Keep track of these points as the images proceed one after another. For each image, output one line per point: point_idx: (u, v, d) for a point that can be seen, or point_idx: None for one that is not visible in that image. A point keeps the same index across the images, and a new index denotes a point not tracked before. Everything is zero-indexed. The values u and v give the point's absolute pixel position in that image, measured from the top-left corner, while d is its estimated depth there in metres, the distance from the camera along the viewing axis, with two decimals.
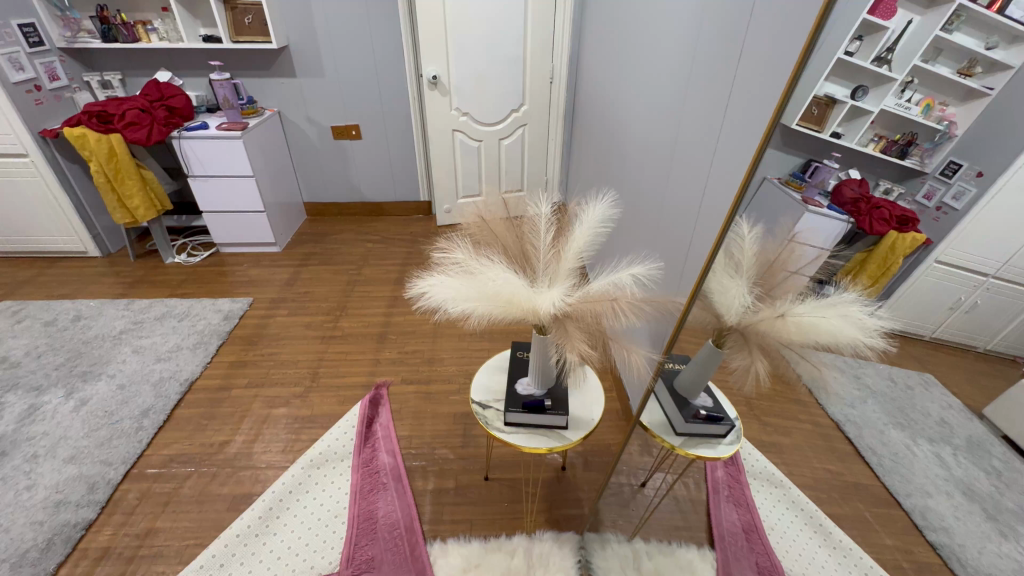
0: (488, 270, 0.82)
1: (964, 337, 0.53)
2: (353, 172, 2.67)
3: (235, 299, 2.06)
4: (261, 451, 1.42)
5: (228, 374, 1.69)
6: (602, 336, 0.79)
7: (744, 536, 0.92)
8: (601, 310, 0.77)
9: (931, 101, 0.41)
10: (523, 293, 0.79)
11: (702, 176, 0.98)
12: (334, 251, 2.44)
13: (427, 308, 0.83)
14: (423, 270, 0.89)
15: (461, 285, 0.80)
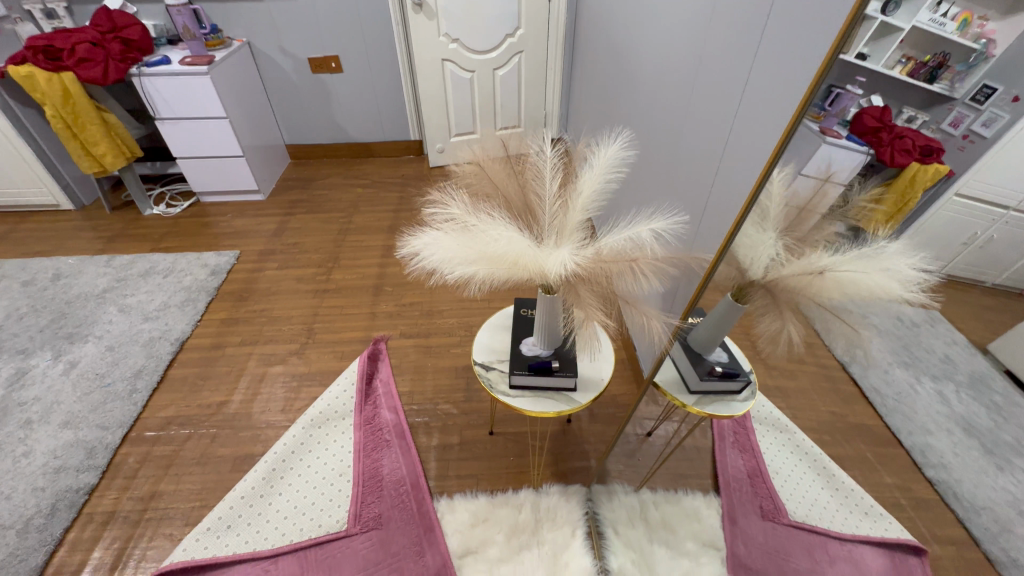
0: (488, 227, 0.73)
1: (971, 272, 0.52)
2: (335, 110, 2.46)
3: (220, 253, 1.96)
4: (260, 411, 1.39)
5: (221, 332, 1.63)
6: (616, 300, 0.72)
7: (749, 480, 1.05)
8: (617, 272, 0.69)
9: (968, 16, 0.39)
10: (528, 255, 0.70)
11: (731, 110, 0.86)
12: (323, 197, 2.31)
13: (419, 272, 0.75)
14: (414, 227, 0.80)
15: (457, 245, 0.71)
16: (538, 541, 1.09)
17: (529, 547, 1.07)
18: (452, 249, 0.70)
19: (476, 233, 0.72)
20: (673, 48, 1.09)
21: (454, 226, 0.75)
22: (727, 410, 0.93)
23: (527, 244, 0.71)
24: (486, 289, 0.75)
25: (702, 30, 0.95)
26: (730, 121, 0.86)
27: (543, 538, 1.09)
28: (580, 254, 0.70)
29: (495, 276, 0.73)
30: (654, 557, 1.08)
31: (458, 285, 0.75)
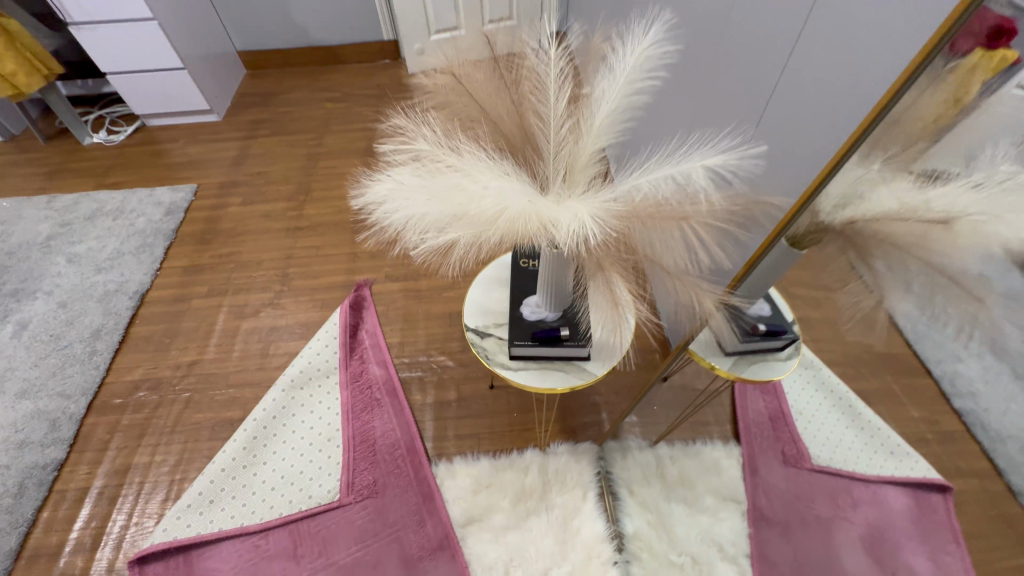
0: (472, 173, 0.53)
1: None
2: (290, 3, 2.06)
3: (175, 188, 1.72)
4: (236, 370, 1.25)
5: (184, 282, 1.45)
6: (649, 269, 0.54)
7: (770, 424, 1.08)
8: (660, 232, 0.50)
9: None
10: (534, 212, 0.51)
11: None
12: (288, 116, 2.01)
13: (377, 237, 0.56)
14: (370, 170, 0.59)
15: (425, 200, 0.51)
16: (547, 505, 1.01)
17: (536, 513, 1.00)
18: (419, 207, 0.51)
19: (453, 180, 0.52)
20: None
21: (421, 169, 0.54)
22: (763, 370, 0.80)
23: (526, 199, 0.52)
24: (469, 261, 0.57)
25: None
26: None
27: (553, 502, 1.01)
28: (604, 211, 0.51)
29: (482, 243, 0.55)
30: (671, 516, 1.02)
31: (433, 256, 0.57)
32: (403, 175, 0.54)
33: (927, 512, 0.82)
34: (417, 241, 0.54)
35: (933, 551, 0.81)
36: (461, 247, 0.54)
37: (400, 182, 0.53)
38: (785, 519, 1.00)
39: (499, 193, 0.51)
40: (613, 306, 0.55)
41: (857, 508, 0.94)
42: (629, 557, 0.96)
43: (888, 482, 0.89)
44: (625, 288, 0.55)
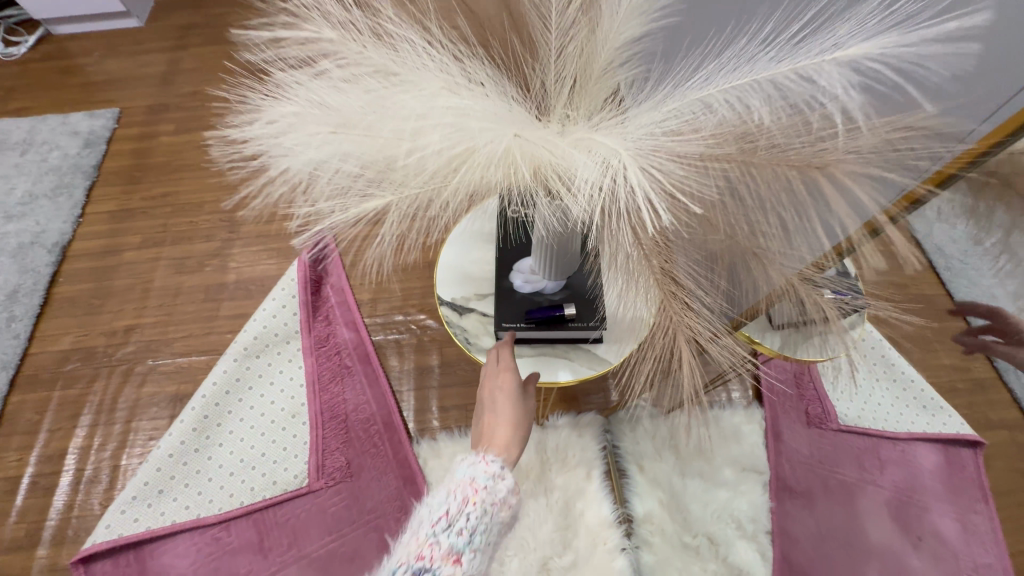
0: (395, 90, 0.34)
1: None
2: None
3: (92, 114, 1.42)
4: (181, 336, 1.07)
5: (112, 231, 1.22)
6: (722, 255, 0.39)
7: (794, 383, 0.95)
8: (766, 195, 0.34)
9: None
10: (543, 155, 0.35)
11: None
12: (226, 17, 1.64)
13: (263, 203, 0.39)
14: (247, 92, 0.39)
15: (319, 144, 0.34)
16: (546, 487, 0.89)
17: (534, 495, 0.88)
18: (311, 154, 0.34)
19: (366, 105, 0.34)
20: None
21: (322, 83, 0.36)
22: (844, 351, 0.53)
23: (482, 137, 0.34)
24: (406, 237, 0.40)
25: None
26: None
27: (552, 484, 0.89)
28: (671, 154, 0.34)
29: (423, 210, 0.38)
30: (685, 494, 0.91)
31: (350, 232, 0.40)
32: (288, 101, 0.36)
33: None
34: (320, 209, 0.37)
35: None
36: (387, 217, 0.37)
37: (304, 106, 0.35)
38: (807, 488, 0.93)
39: (438, 126, 0.34)
40: (676, 314, 0.40)
41: (884, 470, 0.90)
42: (639, 542, 0.86)
43: (923, 442, 0.88)
44: (687, 288, 0.40)
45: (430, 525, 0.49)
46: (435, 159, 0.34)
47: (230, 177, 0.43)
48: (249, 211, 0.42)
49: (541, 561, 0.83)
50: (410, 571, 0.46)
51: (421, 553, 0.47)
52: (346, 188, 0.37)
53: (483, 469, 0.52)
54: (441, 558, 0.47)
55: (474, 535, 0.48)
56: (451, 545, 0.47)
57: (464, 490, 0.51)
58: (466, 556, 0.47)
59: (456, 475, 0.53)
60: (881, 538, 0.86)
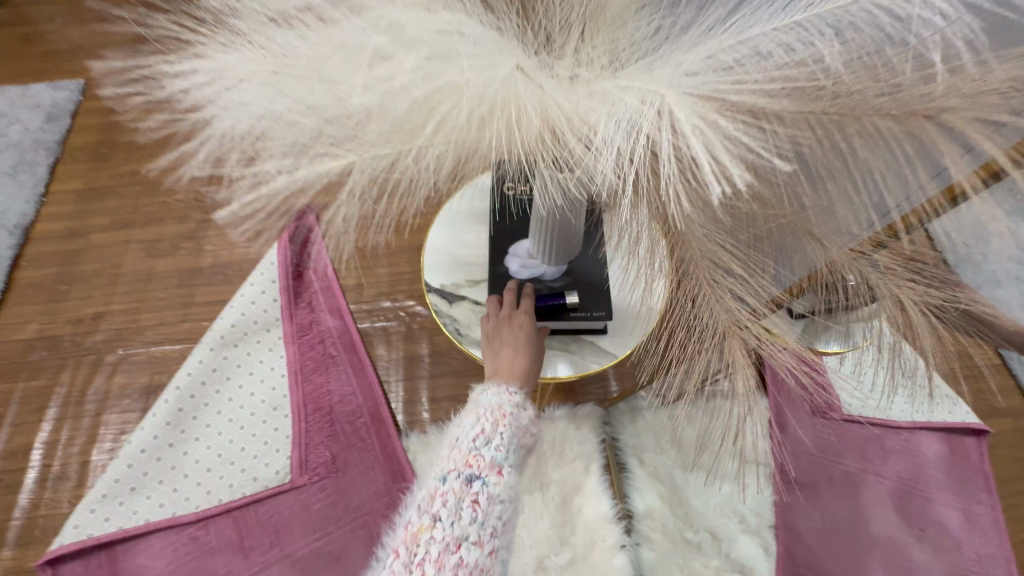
0: (348, 26, 0.31)
1: None
2: None
3: (55, 84, 1.31)
4: (154, 324, 1.00)
5: (79, 211, 1.14)
6: (771, 233, 0.35)
7: None
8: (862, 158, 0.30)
9: None
10: (553, 106, 0.32)
11: None
12: None
13: (207, 167, 0.36)
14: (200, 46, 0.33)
15: (263, 89, 0.32)
16: (542, 483, 0.84)
17: (529, 490, 0.84)
18: (252, 99, 0.32)
19: (324, 51, 0.31)
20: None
21: (288, 31, 0.32)
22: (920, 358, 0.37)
23: (443, 80, 0.31)
24: (364, 207, 0.37)
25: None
26: None
27: (548, 479, 0.85)
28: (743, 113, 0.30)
29: (389, 176, 0.35)
30: (686, 488, 0.87)
31: (298, 199, 0.36)
32: (237, 48, 0.33)
33: (960, 458, 0.93)
34: (268, 168, 0.34)
35: (962, 503, 0.91)
36: (349, 178, 0.34)
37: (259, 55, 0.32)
38: (812, 480, 0.91)
39: (397, 65, 0.30)
40: (722, 311, 0.36)
41: (887, 460, 0.93)
42: (639, 538, 0.82)
43: (926, 432, 0.93)
44: (735, 276, 0.35)
45: (469, 441, 0.51)
46: (401, 100, 0.31)
47: (176, 142, 0.37)
48: (200, 180, 0.36)
49: (536, 559, 0.80)
50: (461, 479, 0.49)
51: (466, 465, 0.50)
52: (303, 146, 0.34)
53: (507, 397, 0.54)
54: (486, 469, 0.49)
55: (510, 451, 0.51)
56: (492, 458, 0.50)
57: (494, 412, 0.52)
58: (507, 468, 0.50)
59: (479, 402, 0.55)
60: (883, 531, 0.90)
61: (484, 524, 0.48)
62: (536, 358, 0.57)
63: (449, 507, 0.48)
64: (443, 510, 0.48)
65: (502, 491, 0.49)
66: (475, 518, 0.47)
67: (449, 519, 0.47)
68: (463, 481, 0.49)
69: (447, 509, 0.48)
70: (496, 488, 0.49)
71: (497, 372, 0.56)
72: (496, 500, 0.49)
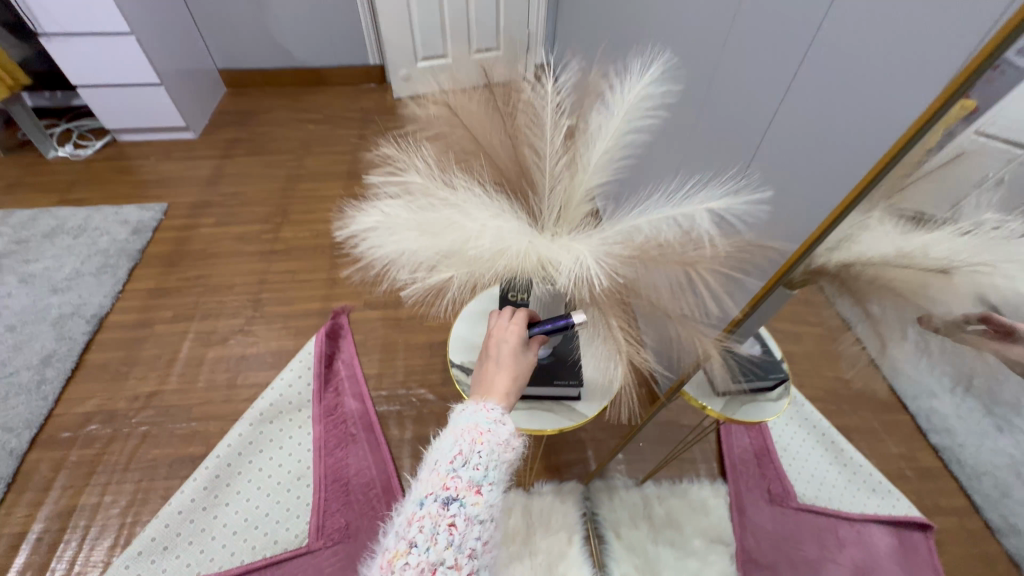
0: (444, 205, 0.53)
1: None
2: (272, 24, 2.04)
3: (143, 207, 1.63)
4: (200, 403, 1.17)
5: (147, 305, 1.37)
6: (650, 317, 0.52)
7: (755, 460, 1.11)
8: (664, 275, 0.48)
9: None
10: (550, 255, 0.51)
11: (791, 40, 0.61)
12: (267, 136, 1.96)
13: (366, 276, 0.56)
14: (363, 213, 0.54)
15: (398, 236, 0.51)
16: (531, 551, 0.96)
17: (520, 558, 0.94)
18: (395, 243, 0.51)
19: (434, 218, 0.51)
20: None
21: (410, 209, 0.53)
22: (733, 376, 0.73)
23: (503, 234, 0.51)
24: (455, 298, 0.57)
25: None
26: (821, 20, 0.56)
27: (536, 547, 0.96)
28: (607, 253, 0.49)
29: (468, 287, 0.55)
30: (659, 562, 0.98)
31: (416, 295, 0.56)
32: (377, 210, 0.54)
33: (912, 552, 0.93)
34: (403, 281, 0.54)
35: None
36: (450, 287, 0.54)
37: (389, 215, 0.52)
38: (772, 563, 0.99)
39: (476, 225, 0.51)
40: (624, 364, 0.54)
41: (842, 547, 0.99)
42: None
43: (873, 521, 0.99)
44: (636, 341, 0.53)
45: (447, 462, 0.50)
46: (485, 253, 0.51)
47: (350, 263, 0.56)
48: (372, 285, 0.56)
49: None
50: (438, 502, 0.47)
51: (444, 487, 0.48)
52: (423, 268, 0.53)
53: (485, 414, 0.52)
54: (464, 491, 0.48)
55: (489, 469, 0.50)
56: (470, 479, 0.49)
57: (471, 431, 0.51)
58: (485, 487, 0.49)
59: (456, 422, 0.53)
60: None
61: (461, 547, 0.46)
62: (522, 370, 0.58)
63: (426, 531, 0.45)
64: (419, 535, 0.45)
65: (481, 511, 0.48)
66: (452, 541, 0.45)
67: (425, 545, 0.45)
68: (441, 504, 0.47)
69: (424, 534, 0.45)
70: (475, 510, 0.47)
71: (479, 381, 0.57)
72: (474, 522, 0.47)
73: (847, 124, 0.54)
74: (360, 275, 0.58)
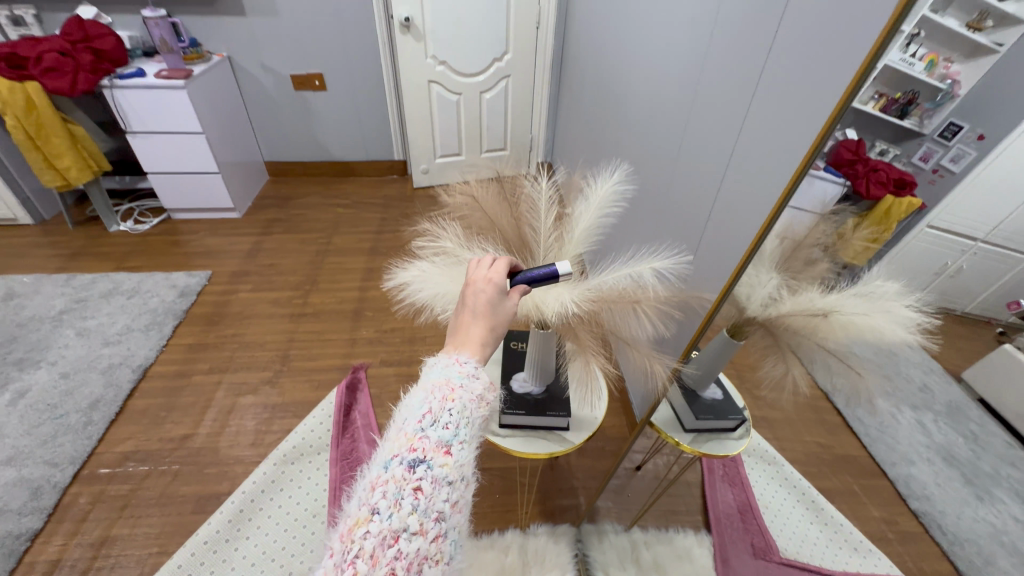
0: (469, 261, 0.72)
1: (938, 302, 0.48)
2: (316, 127, 2.42)
3: (190, 274, 1.86)
4: (228, 446, 1.29)
5: (187, 358, 1.53)
6: (611, 343, 0.68)
7: (739, 516, 1.01)
8: (618, 311, 0.64)
9: (935, 57, 0.39)
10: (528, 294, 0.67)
11: (720, 155, 0.83)
12: (302, 217, 2.24)
13: (409, 313, 0.75)
14: (409, 267, 0.74)
15: (435, 282, 0.70)
16: None
17: None
18: (432, 286, 0.69)
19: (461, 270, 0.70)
20: (675, 59, 1.03)
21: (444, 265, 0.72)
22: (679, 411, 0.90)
23: None
24: None
25: (706, 37, 0.89)
26: (730, 149, 0.80)
27: None
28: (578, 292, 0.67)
29: None
30: None
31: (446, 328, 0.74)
32: (420, 265, 0.73)
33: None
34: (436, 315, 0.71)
35: None
36: None
37: (428, 269, 0.72)
38: None
39: None
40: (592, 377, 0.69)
41: None
42: None
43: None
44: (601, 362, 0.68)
45: (415, 423, 0.47)
46: None
47: (397, 304, 0.75)
48: (412, 320, 0.74)
49: None
50: (403, 465, 0.44)
51: (410, 450, 0.45)
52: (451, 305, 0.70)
53: (457, 368, 0.51)
54: (431, 452, 0.45)
55: (459, 428, 0.47)
56: (438, 440, 0.46)
57: (442, 389, 0.50)
58: (455, 448, 0.46)
59: (428, 377, 0.52)
60: None
61: (427, 512, 0.42)
62: (499, 322, 0.57)
63: (390, 496, 0.42)
64: (382, 501, 0.42)
65: (451, 473, 0.44)
66: (418, 505, 0.42)
67: (387, 511, 0.41)
68: (407, 467, 0.43)
69: (387, 499, 0.42)
70: (443, 471, 0.44)
71: (454, 331, 0.57)
72: (443, 484, 0.44)
73: (747, 219, 0.75)
74: (405, 314, 0.76)
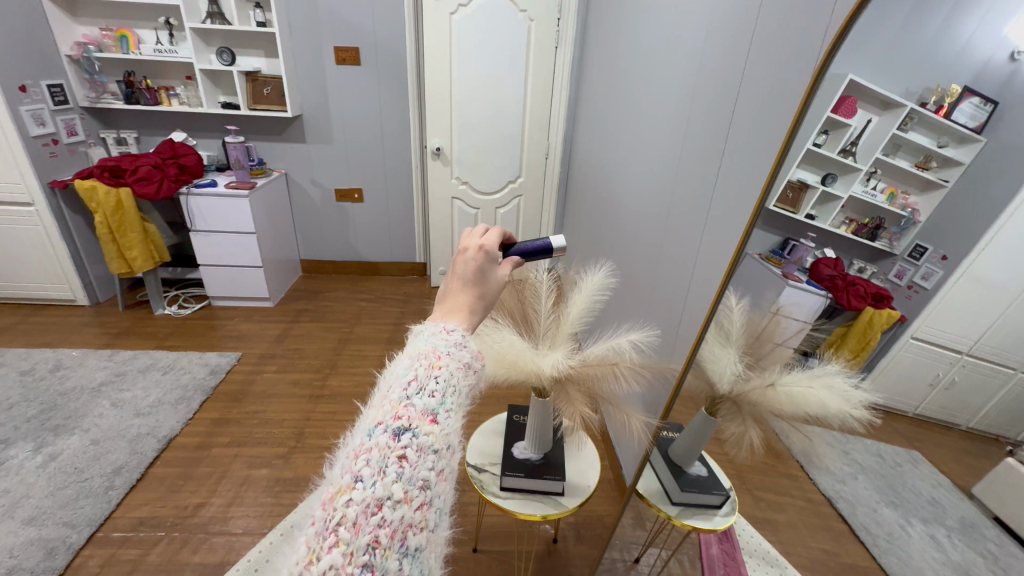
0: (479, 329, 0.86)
1: (940, 414, 0.41)
2: (350, 231, 2.74)
3: (222, 355, 2.02)
4: (238, 516, 1.34)
5: (209, 431, 1.63)
6: (596, 400, 0.82)
7: None
8: (602, 374, 0.79)
9: (894, 189, 0.41)
10: (526, 355, 0.81)
11: (691, 261, 1.02)
12: (327, 308, 2.45)
13: None
14: None
15: None
16: None
17: None
18: None
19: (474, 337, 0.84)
20: (651, 188, 1.29)
21: None
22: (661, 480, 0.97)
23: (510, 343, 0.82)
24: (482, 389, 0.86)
25: (673, 173, 1.15)
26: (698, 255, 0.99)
27: None
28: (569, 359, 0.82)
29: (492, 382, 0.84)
30: None
31: None
32: None
33: None
34: None
35: None
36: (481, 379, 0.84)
37: None
38: None
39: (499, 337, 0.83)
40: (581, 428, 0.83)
41: None
42: None
43: None
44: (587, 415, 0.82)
45: (400, 392, 0.46)
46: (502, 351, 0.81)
47: None
48: None
49: None
50: (388, 433, 0.42)
51: (395, 418, 0.43)
52: None
53: (443, 339, 0.52)
54: (417, 420, 0.43)
55: (444, 398, 0.46)
56: (424, 408, 0.45)
57: (429, 356, 0.50)
58: (441, 416, 0.45)
59: (414, 345, 0.52)
60: None
61: (412, 479, 0.40)
62: (486, 289, 0.63)
63: (373, 464, 0.40)
64: (365, 469, 0.40)
65: (437, 441, 0.43)
66: (402, 473, 0.40)
67: (371, 479, 0.39)
68: (391, 434, 0.42)
69: (371, 467, 0.40)
70: (429, 439, 0.43)
71: (442, 299, 0.60)
72: (428, 452, 0.42)
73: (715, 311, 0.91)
74: None
